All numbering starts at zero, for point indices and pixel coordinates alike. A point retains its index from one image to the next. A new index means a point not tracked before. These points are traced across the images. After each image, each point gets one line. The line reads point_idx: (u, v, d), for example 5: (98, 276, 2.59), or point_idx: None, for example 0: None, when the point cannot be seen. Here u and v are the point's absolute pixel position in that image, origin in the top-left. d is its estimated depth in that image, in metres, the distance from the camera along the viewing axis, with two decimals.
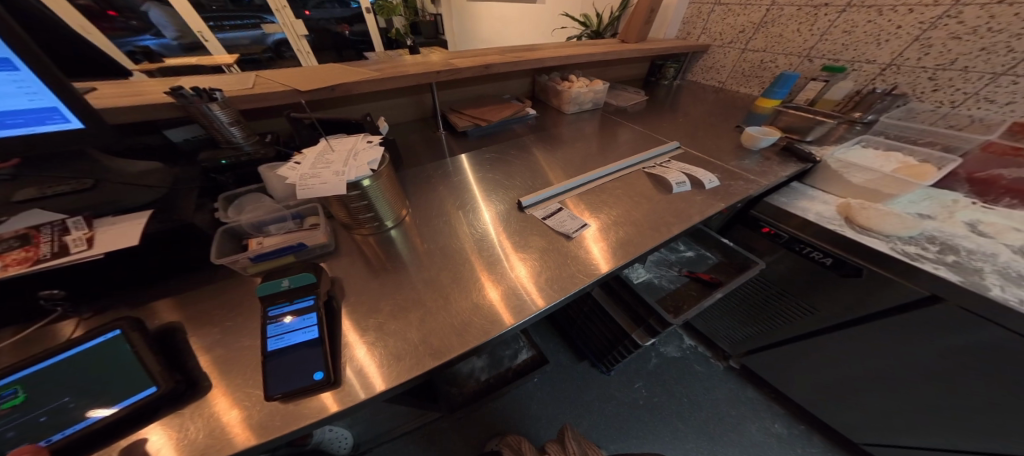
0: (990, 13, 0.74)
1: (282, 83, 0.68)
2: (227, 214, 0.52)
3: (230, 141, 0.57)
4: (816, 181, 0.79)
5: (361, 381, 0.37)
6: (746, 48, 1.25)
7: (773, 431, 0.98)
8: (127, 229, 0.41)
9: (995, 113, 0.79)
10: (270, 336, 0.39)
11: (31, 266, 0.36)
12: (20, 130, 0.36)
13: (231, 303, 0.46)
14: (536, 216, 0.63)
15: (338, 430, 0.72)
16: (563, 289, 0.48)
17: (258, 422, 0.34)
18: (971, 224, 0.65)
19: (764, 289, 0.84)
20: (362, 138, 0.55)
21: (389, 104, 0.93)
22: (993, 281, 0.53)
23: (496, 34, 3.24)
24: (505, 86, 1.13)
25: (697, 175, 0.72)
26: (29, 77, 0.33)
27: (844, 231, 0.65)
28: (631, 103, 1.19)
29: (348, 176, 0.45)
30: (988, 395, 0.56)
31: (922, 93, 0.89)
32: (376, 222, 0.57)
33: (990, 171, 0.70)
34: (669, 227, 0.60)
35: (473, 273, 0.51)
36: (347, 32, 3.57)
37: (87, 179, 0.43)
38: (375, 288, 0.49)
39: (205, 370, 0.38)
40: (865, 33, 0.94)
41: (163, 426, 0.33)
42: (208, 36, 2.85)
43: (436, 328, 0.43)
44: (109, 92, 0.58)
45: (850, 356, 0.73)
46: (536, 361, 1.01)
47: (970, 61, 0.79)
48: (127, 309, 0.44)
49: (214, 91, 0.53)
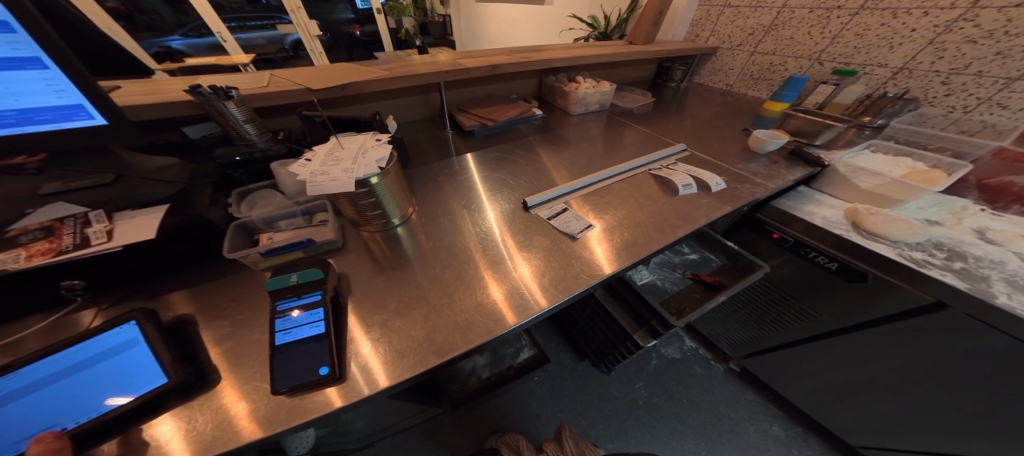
0: (1007, 16, 0.73)
1: (295, 82, 0.69)
2: (240, 209, 0.53)
3: (244, 138, 0.59)
4: (823, 186, 0.78)
5: (370, 376, 0.38)
6: (755, 50, 1.24)
7: (771, 434, 0.97)
8: (144, 223, 0.43)
9: (1007, 119, 0.77)
10: (279, 329, 0.40)
11: (54, 256, 0.37)
12: (49, 126, 0.37)
13: (241, 296, 0.48)
14: (541, 216, 0.64)
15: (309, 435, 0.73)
16: (566, 290, 0.49)
17: (264, 415, 0.35)
18: (979, 230, 0.65)
19: (768, 292, 0.83)
20: (371, 136, 0.56)
21: (398, 103, 0.94)
22: (1000, 289, 0.53)
23: (502, 35, 3.25)
24: (511, 86, 1.13)
25: (704, 179, 0.72)
26: (59, 75, 0.35)
27: (852, 236, 0.65)
28: (638, 104, 1.18)
29: (357, 174, 0.46)
30: (992, 404, 0.55)
31: (934, 98, 0.87)
32: (383, 219, 0.58)
33: (1000, 178, 0.69)
34: (674, 230, 0.60)
35: (477, 271, 0.52)
36: (358, 32, 3.63)
37: (109, 173, 0.46)
38: (381, 284, 0.50)
39: (215, 363, 0.39)
40: (878, 36, 0.93)
41: (174, 417, 0.34)
42: (226, 37, 2.88)
43: (441, 326, 0.44)
44: (133, 90, 0.60)
45: (855, 361, 0.72)
46: (536, 360, 1.02)
47: (985, 65, 0.78)
48: (142, 300, 0.46)
49: (230, 89, 0.54)
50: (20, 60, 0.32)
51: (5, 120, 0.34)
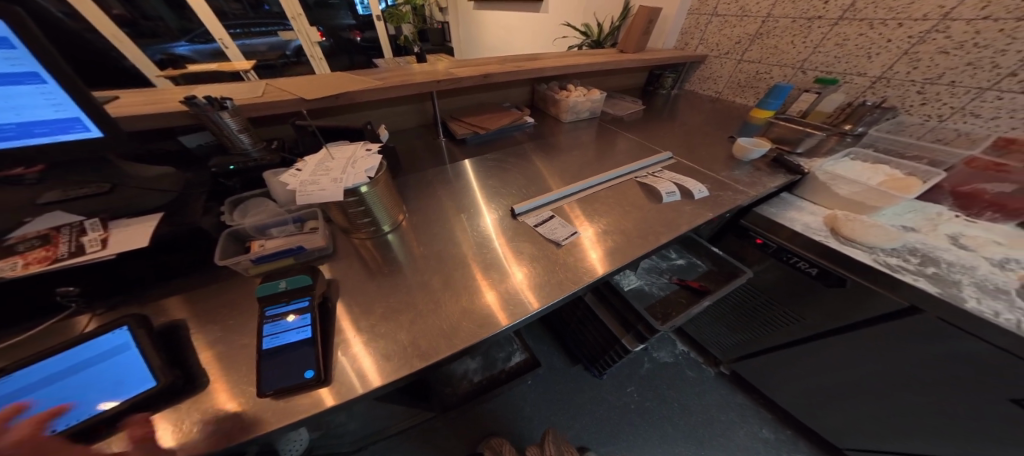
0: (976, 28, 0.75)
1: (289, 92, 0.71)
2: (232, 217, 0.54)
3: (239, 148, 0.60)
4: (805, 192, 0.80)
5: (357, 379, 0.39)
6: (742, 58, 1.27)
7: (760, 436, 0.98)
8: (138, 231, 0.45)
9: (980, 127, 0.79)
10: (267, 334, 0.41)
11: (50, 264, 0.39)
12: (46, 138, 0.38)
13: (233, 301, 0.49)
14: (528, 223, 0.65)
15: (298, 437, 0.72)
16: (548, 295, 0.50)
17: (252, 416, 0.36)
18: (953, 237, 0.66)
19: (754, 296, 0.84)
20: (362, 146, 0.57)
21: (391, 112, 0.96)
22: (970, 293, 0.54)
23: (499, 41, 3.31)
24: (505, 94, 1.16)
25: (688, 186, 0.73)
26: (56, 89, 0.36)
27: (830, 242, 0.66)
28: (628, 111, 1.21)
29: (346, 183, 0.47)
30: (966, 404, 0.56)
31: (910, 106, 0.89)
32: (374, 227, 0.60)
33: (973, 185, 0.70)
34: (657, 237, 0.61)
35: (462, 277, 0.53)
36: (358, 39, 3.69)
37: (106, 182, 0.50)
38: (369, 290, 0.51)
39: (204, 367, 0.40)
40: (857, 46, 0.95)
41: (163, 419, 0.35)
42: (228, 43, 2.93)
43: (425, 331, 0.45)
44: (133, 100, 0.62)
45: (839, 364, 0.73)
46: (527, 365, 1.02)
47: (957, 75, 0.80)
48: (135, 306, 0.47)
49: (224, 100, 0.56)
50: (18, 75, 0.34)
51: (5, 133, 0.36)
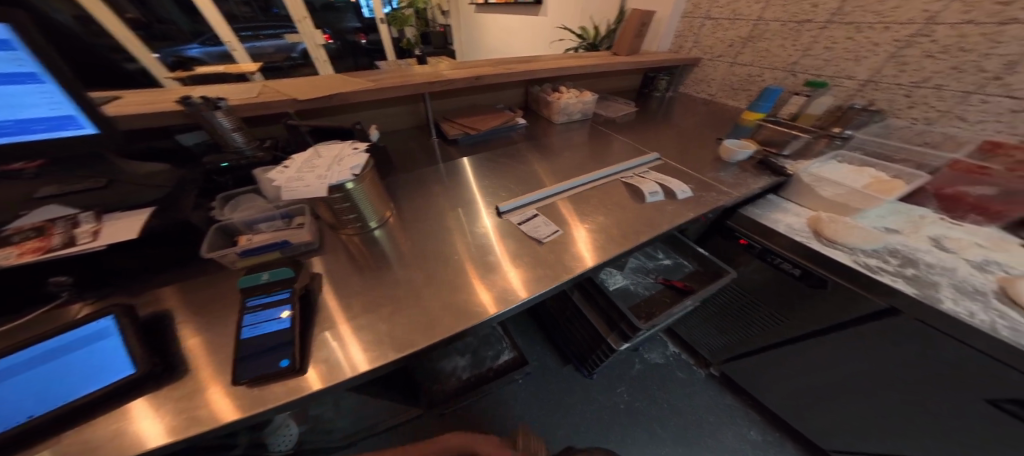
0: (960, 32, 0.75)
1: (282, 93, 0.73)
2: (223, 212, 0.56)
3: (232, 146, 0.62)
4: (790, 194, 0.80)
5: (330, 368, 0.40)
6: (734, 61, 1.27)
7: (749, 438, 0.97)
8: (130, 224, 0.46)
9: (965, 131, 0.79)
10: (247, 324, 0.43)
11: (43, 254, 0.40)
12: (44, 134, 0.40)
13: (218, 293, 0.50)
14: (512, 221, 0.66)
15: (293, 429, 0.73)
16: (524, 291, 0.51)
17: (229, 401, 0.37)
18: (935, 239, 0.66)
19: (741, 297, 0.84)
20: (349, 145, 0.59)
21: (383, 112, 0.98)
22: (947, 294, 0.54)
23: (500, 44, 3.34)
24: (499, 96, 1.18)
25: (671, 186, 0.74)
26: (53, 89, 0.38)
27: (812, 243, 0.66)
28: (621, 113, 1.22)
29: (330, 180, 0.49)
30: (946, 405, 0.56)
31: (898, 110, 0.89)
32: (360, 223, 0.61)
33: (956, 188, 0.70)
34: (638, 236, 0.62)
35: (442, 272, 0.54)
36: (363, 41, 3.75)
37: (103, 177, 0.52)
38: (349, 283, 0.52)
39: (185, 355, 0.42)
40: (845, 49, 0.95)
41: (141, 404, 0.36)
42: (236, 47, 2.99)
43: (402, 323, 0.46)
44: (133, 99, 0.65)
45: (825, 364, 0.72)
46: (515, 363, 1.03)
47: (943, 79, 0.80)
48: (124, 296, 0.48)
49: (218, 99, 0.57)
50: (19, 75, 0.36)
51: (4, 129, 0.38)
